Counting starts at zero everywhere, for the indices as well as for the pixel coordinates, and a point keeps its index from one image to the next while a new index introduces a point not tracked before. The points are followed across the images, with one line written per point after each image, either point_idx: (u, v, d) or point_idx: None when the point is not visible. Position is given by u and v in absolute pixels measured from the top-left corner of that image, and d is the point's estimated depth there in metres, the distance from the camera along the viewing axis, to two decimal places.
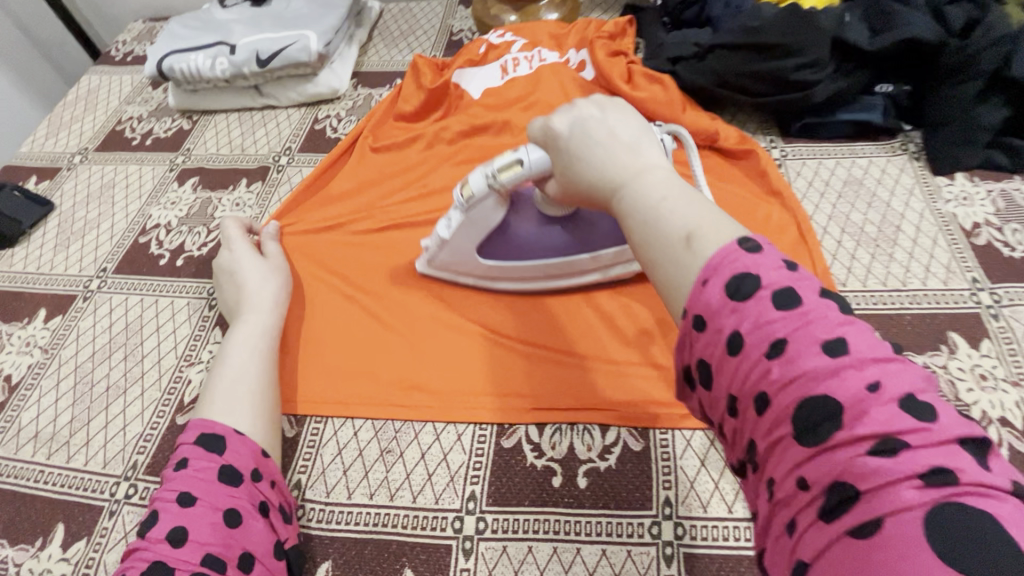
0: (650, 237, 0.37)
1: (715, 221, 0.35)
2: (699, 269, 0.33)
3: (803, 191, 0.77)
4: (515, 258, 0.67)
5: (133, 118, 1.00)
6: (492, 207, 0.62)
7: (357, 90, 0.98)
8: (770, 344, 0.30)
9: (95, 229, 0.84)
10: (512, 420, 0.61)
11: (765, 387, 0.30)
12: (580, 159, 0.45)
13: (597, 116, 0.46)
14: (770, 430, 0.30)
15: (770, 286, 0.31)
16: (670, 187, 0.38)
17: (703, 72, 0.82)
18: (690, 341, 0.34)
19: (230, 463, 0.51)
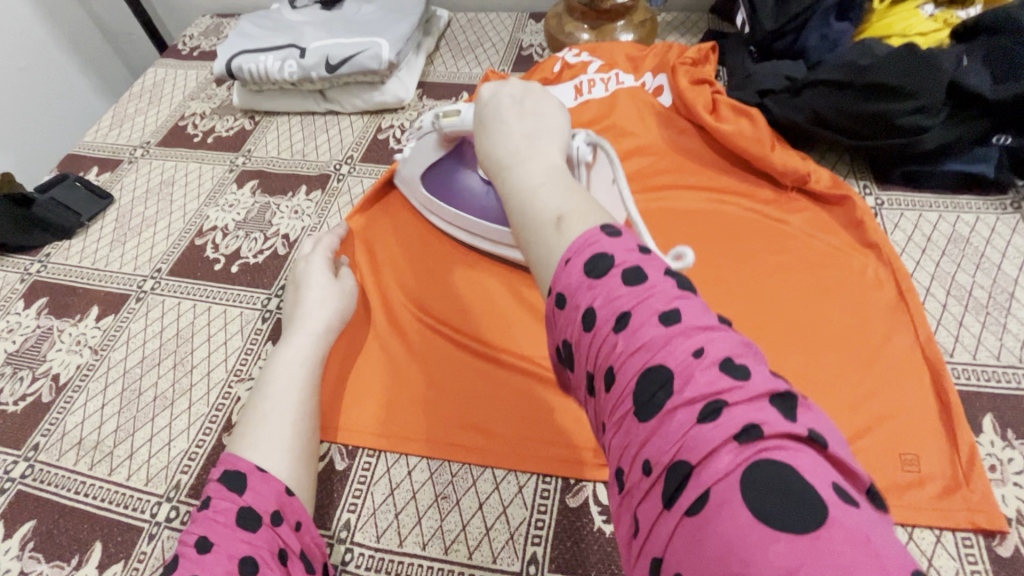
0: (525, 220, 0.38)
1: (588, 210, 0.37)
2: (565, 250, 0.35)
3: (902, 246, 0.71)
4: (443, 196, 0.72)
5: (196, 114, 0.99)
6: (433, 143, 0.68)
7: (423, 101, 0.95)
8: (616, 318, 0.31)
9: (152, 226, 0.82)
10: (577, 475, 0.56)
11: (613, 360, 0.30)
12: (483, 131, 0.45)
13: (516, 98, 0.46)
14: (616, 407, 0.30)
15: (621, 265, 0.32)
16: (549, 175, 0.39)
17: (797, 107, 0.76)
18: (554, 320, 0.35)
19: (249, 505, 0.47)
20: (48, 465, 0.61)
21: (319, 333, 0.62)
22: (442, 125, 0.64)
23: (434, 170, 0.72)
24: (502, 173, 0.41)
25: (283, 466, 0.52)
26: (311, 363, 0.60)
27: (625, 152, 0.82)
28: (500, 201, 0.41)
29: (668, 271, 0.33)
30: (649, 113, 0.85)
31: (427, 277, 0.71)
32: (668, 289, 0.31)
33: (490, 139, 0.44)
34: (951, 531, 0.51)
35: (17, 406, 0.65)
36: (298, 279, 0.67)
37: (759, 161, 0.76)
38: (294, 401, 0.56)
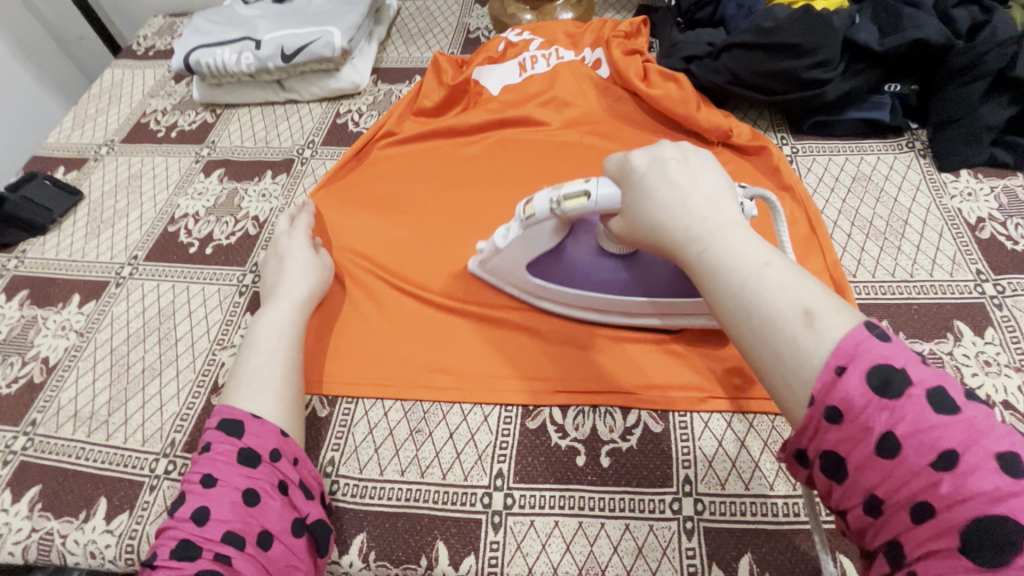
0: (756, 314, 0.39)
1: (827, 300, 0.38)
2: (828, 353, 0.36)
3: (814, 187, 0.79)
4: (561, 281, 0.65)
5: (157, 110, 1.02)
6: (549, 231, 0.60)
7: (377, 86, 1.01)
8: (937, 455, 0.33)
9: (125, 217, 0.86)
10: (537, 402, 0.63)
11: (931, 498, 0.33)
12: (654, 199, 0.46)
13: (682, 161, 0.48)
14: (928, 539, 0.33)
15: (920, 385, 0.34)
16: (769, 253, 0.41)
17: (717, 71, 0.84)
18: (814, 429, 0.36)
19: (249, 445, 0.53)
20: (47, 437, 0.65)
21: (302, 298, 0.67)
22: (566, 210, 0.55)
23: (545, 256, 0.64)
24: (701, 245, 0.43)
25: (278, 412, 0.57)
26: (296, 323, 0.65)
27: (567, 122, 0.89)
28: (703, 279, 0.42)
29: (944, 375, 0.35)
30: (587, 84, 0.92)
31: (402, 248, 0.78)
32: (990, 428, 0.33)
33: (672, 207, 0.45)
34: None
35: (11, 388, 0.69)
36: (277, 252, 0.72)
37: (688, 122, 0.84)
38: (284, 355, 0.62)
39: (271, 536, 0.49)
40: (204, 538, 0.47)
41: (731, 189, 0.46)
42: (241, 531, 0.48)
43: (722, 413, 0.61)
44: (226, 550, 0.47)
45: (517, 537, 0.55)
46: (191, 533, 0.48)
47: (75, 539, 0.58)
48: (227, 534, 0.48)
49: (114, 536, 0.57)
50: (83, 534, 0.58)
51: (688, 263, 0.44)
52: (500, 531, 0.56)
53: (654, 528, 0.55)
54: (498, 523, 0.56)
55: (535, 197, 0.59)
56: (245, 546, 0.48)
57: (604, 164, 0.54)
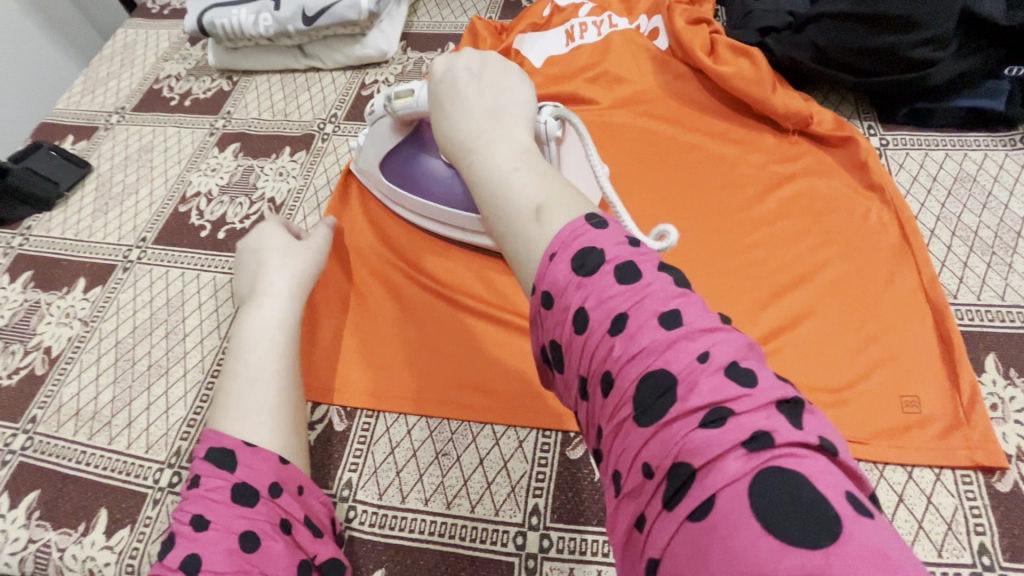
0: (500, 211, 0.36)
1: (564, 199, 0.35)
2: (546, 243, 0.33)
3: (907, 187, 0.68)
4: (405, 185, 0.66)
5: (171, 76, 0.94)
6: (388, 130, 0.62)
7: (407, 54, 0.91)
8: (611, 321, 0.29)
9: (134, 194, 0.80)
10: (578, 429, 0.56)
11: (610, 367, 0.29)
12: (442, 112, 0.44)
13: (473, 72, 0.45)
14: (614, 412, 0.28)
15: (613, 261, 0.31)
16: (522, 159, 0.38)
17: (799, 45, 0.72)
18: (540, 319, 0.33)
19: (245, 480, 0.46)
20: (47, 437, 0.60)
21: (289, 293, 0.59)
22: (396, 108, 0.57)
23: (399, 159, 0.65)
24: (470, 156, 0.40)
25: (276, 434, 0.50)
26: (288, 323, 0.57)
27: (619, 100, 0.79)
28: (471, 188, 0.39)
29: (644, 252, 0.32)
30: (643, 57, 0.81)
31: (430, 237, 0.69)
32: (664, 290, 0.29)
33: (451, 117, 0.43)
34: (950, 469, 0.51)
35: (11, 379, 0.65)
36: (254, 244, 0.63)
37: (760, 105, 0.73)
38: (277, 365, 0.54)
39: None
40: None
41: (526, 107, 0.44)
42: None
43: None
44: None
45: None
46: None
47: (73, 554, 0.53)
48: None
49: (114, 553, 0.53)
50: (81, 549, 0.53)
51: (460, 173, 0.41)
52: None
53: None
54: (533, 568, 0.50)
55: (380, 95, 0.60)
56: None
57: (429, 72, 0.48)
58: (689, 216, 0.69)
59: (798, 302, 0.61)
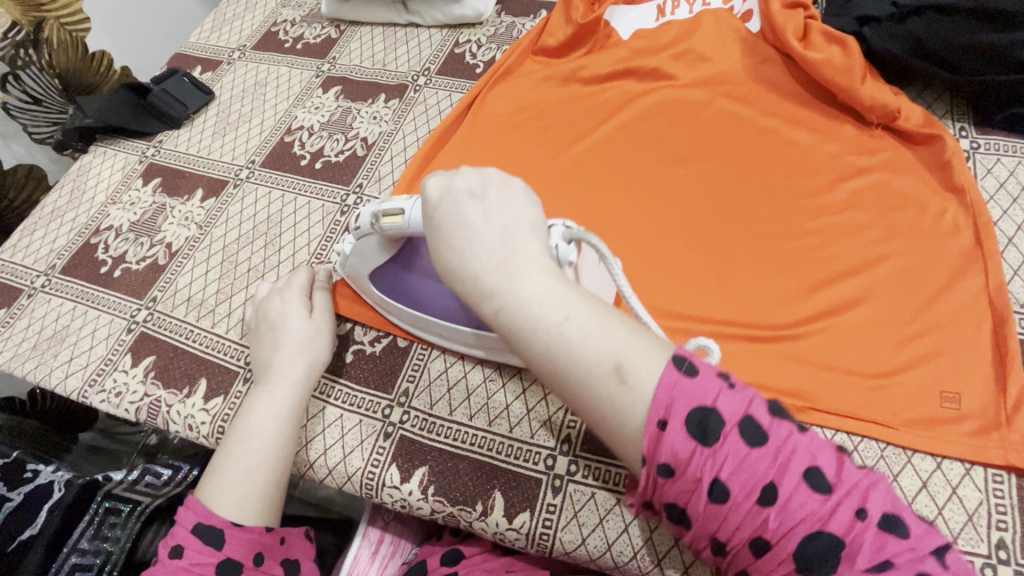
0: (570, 369, 0.40)
1: (633, 345, 0.40)
2: (644, 409, 0.38)
3: (991, 193, 0.67)
4: (400, 299, 0.63)
5: (287, 21, 1.04)
6: (376, 246, 0.58)
7: (501, 17, 0.96)
8: (761, 492, 0.36)
9: (248, 123, 0.90)
10: None
11: (765, 534, 0.36)
12: (447, 243, 0.44)
13: (474, 194, 0.45)
14: (774, 562, 0.36)
15: (733, 424, 0.37)
16: (568, 302, 0.41)
17: (898, 37, 0.71)
18: (658, 485, 0.39)
19: (230, 556, 0.51)
20: (164, 314, 0.71)
21: (298, 383, 0.60)
22: (384, 227, 0.54)
23: (386, 268, 0.62)
24: (494, 301, 0.41)
25: (265, 512, 0.55)
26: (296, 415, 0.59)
27: (701, 78, 0.80)
28: (506, 333, 0.42)
29: (755, 400, 0.39)
30: (732, 38, 0.82)
31: None
32: (796, 447, 0.37)
33: (465, 253, 0.43)
34: (982, 467, 0.52)
35: (139, 265, 0.76)
36: (271, 320, 0.63)
37: (846, 95, 0.72)
38: (278, 455, 0.56)
39: None
40: None
41: (532, 224, 0.45)
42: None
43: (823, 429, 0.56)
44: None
45: (575, 506, 0.54)
46: None
47: (177, 410, 0.64)
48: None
49: (209, 415, 0.63)
50: (185, 407, 0.64)
51: (487, 320, 0.43)
52: (559, 495, 0.55)
53: None
54: (558, 487, 0.55)
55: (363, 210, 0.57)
56: None
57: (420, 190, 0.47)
58: (752, 200, 0.70)
59: (848, 291, 0.62)
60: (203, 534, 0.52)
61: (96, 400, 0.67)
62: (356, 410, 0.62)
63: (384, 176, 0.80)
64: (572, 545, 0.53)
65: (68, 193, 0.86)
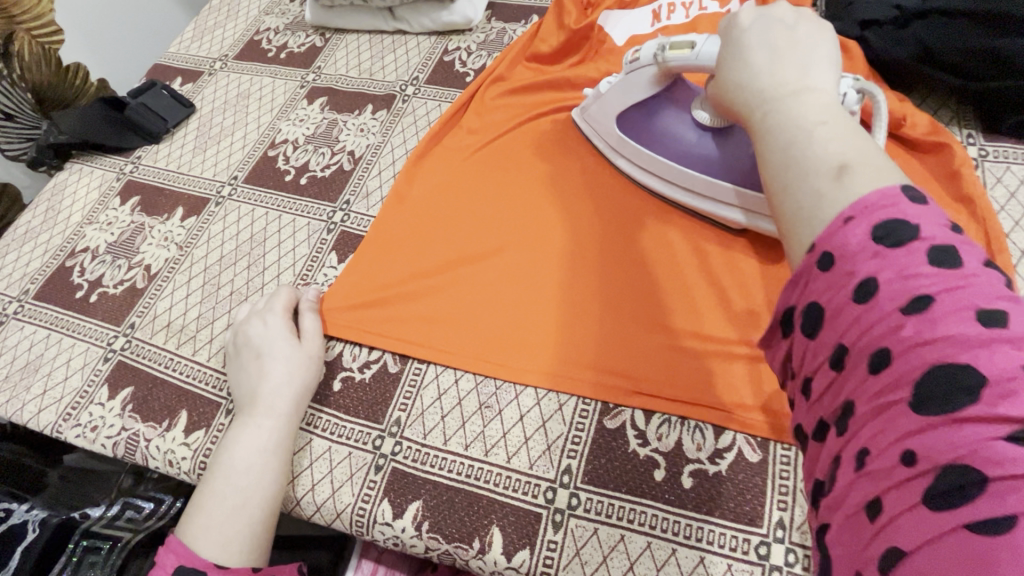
0: (788, 164, 0.31)
1: (874, 162, 0.30)
2: (846, 204, 0.28)
3: (1002, 202, 0.64)
4: (642, 139, 0.68)
5: (270, 29, 1.00)
6: (648, 80, 0.63)
7: (491, 24, 0.93)
8: (910, 299, 0.25)
9: (230, 136, 0.87)
10: (617, 400, 0.57)
11: (889, 344, 0.25)
12: (739, 61, 0.39)
13: (786, 23, 0.39)
14: (880, 394, 0.25)
15: (930, 240, 0.26)
16: (834, 115, 0.32)
17: (902, 42, 0.68)
18: (805, 279, 0.29)
19: None
20: (142, 342, 0.68)
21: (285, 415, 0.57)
22: (669, 57, 0.58)
23: (636, 109, 0.68)
24: (767, 107, 0.35)
25: (252, 552, 0.53)
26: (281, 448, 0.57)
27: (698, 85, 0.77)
28: (758, 141, 0.35)
29: (969, 242, 0.27)
30: None
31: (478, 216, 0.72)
32: (988, 285, 0.25)
33: (754, 64, 0.38)
34: None
35: (116, 289, 0.73)
36: (254, 348, 0.61)
37: None
38: (262, 491, 0.54)
39: None
40: None
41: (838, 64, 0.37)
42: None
43: None
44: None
45: (577, 543, 0.51)
46: None
47: (157, 445, 0.61)
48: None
49: (190, 450, 0.60)
50: (164, 442, 0.61)
51: (750, 122, 0.36)
52: (560, 531, 0.52)
53: (732, 569, 0.49)
54: (559, 522, 0.52)
55: (645, 45, 0.62)
56: None
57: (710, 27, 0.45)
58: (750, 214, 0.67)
59: None
60: None
61: (71, 435, 0.63)
62: (345, 441, 0.59)
63: (372, 191, 0.77)
64: None
65: (42, 214, 0.82)
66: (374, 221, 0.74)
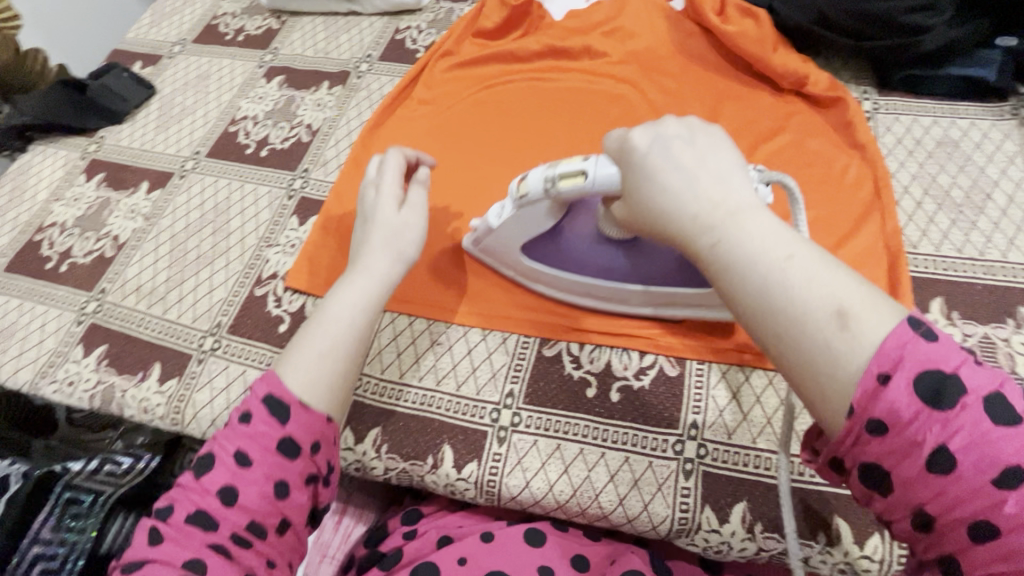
0: (778, 309, 0.35)
1: (865, 297, 0.34)
2: (870, 357, 0.32)
3: (890, 148, 0.73)
4: (555, 263, 0.62)
5: (227, 14, 1.04)
6: (544, 213, 0.56)
7: (440, 4, 0.98)
8: (997, 471, 0.30)
9: (191, 115, 0.90)
10: (554, 333, 0.64)
11: (988, 516, 0.30)
12: (654, 184, 0.42)
13: (685, 139, 0.43)
14: (989, 560, 0.30)
15: (973, 393, 0.31)
16: (791, 242, 0.36)
17: (804, 8, 0.76)
18: (855, 440, 0.33)
19: (290, 435, 0.48)
20: (113, 305, 0.72)
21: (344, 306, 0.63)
22: (562, 189, 0.51)
23: (540, 237, 0.61)
24: (714, 234, 0.38)
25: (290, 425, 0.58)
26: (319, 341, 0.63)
27: (629, 55, 0.84)
28: (716, 272, 0.38)
29: (995, 374, 0.32)
30: (657, 16, 0.86)
31: None
32: None
33: (677, 192, 0.41)
34: None
35: (86, 259, 0.77)
36: (391, 231, 0.59)
37: (761, 64, 0.78)
38: None
39: (290, 526, 0.48)
40: (225, 518, 0.45)
41: (743, 166, 0.42)
42: (264, 522, 0.47)
43: (742, 368, 0.60)
44: (245, 540, 0.45)
45: (519, 453, 0.58)
46: (212, 509, 0.46)
47: (132, 394, 0.66)
48: (250, 524, 0.46)
49: (164, 397, 0.65)
50: (139, 391, 0.66)
51: (704, 259, 0.39)
52: (504, 444, 0.58)
53: (653, 466, 0.56)
54: (503, 437, 0.59)
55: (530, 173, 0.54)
56: (265, 537, 0.46)
57: (604, 141, 0.49)
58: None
59: None
60: (273, 407, 0.49)
61: (49, 391, 0.67)
62: None
63: (329, 159, 0.82)
64: (518, 489, 0.56)
65: (9, 192, 0.85)
66: (332, 186, 0.79)
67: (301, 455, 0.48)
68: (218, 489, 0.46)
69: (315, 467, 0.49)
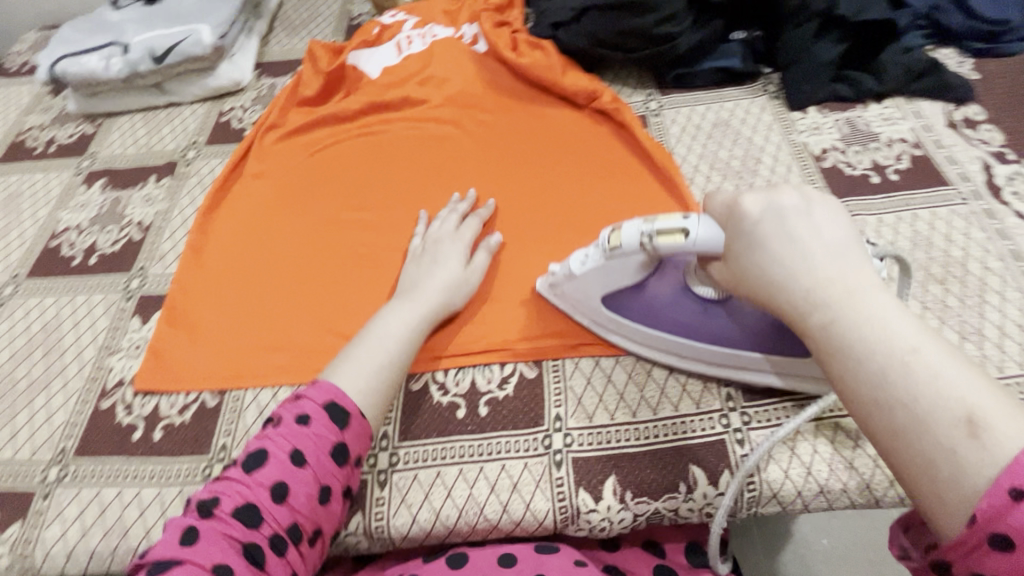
0: (899, 403, 0.35)
1: (996, 403, 0.33)
2: (999, 467, 0.31)
3: (678, 137, 0.84)
4: (647, 319, 0.60)
5: (34, 126, 0.99)
6: (635, 266, 0.55)
7: (261, 81, 1.01)
8: None
9: (5, 238, 0.85)
10: (418, 367, 0.66)
11: None
12: (766, 254, 0.43)
13: (801, 210, 0.43)
14: None
15: None
16: (916, 335, 0.36)
17: (579, 34, 0.88)
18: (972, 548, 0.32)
19: (345, 441, 0.52)
20: None
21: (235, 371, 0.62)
22: (658, 245, 0.51)
23: (625, 290, 0.60)
24: (824, 315, 0.39)
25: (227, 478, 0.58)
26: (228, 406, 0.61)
27: (446, 99, 0.91)
28: (828, 354, 0.39)
29: None
30: (464, 59, 0.94)
31: (259, 246, 0.78)
32: None
33: (787, 265, 0.42)
34: None
35: None
36: None
37: (556, 87, 0.88)
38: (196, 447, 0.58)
39: (320, 536, 0.50)
40: (271, 514, 0.47)
41: (859, 245, 0.42)
42: (302, 526, 0.49)
43: (592, 355, 0.65)
44: (283, 542, 0.47)
45: (402, 491, 0.59)
46: (262, 501, 0.48)
47: None
48: (292, 525, 0.48)
49: (7, 546, 0.59)
50: None
51: (807, 333, 0.40)
52: (386, 487, 0.59)
53: (528, 465, 0.59)
54: (384, 480, 0.59)
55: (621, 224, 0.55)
56: (299, 544, 0.48)
57: (707, 202, 0.49)
58: (532, 176, 0.81)
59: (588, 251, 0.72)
60: (332, 411, 0.53)
61: None
62: (173, 481, 0.61)
63: (166, 252, 0.80)
64: (407, 527, 0.57)
65: None
66: (172, 278, 0.77)
67: (348, 463, 0.52)
68: (270, 485, 0.48)
69: (352, 478, 0.53)
